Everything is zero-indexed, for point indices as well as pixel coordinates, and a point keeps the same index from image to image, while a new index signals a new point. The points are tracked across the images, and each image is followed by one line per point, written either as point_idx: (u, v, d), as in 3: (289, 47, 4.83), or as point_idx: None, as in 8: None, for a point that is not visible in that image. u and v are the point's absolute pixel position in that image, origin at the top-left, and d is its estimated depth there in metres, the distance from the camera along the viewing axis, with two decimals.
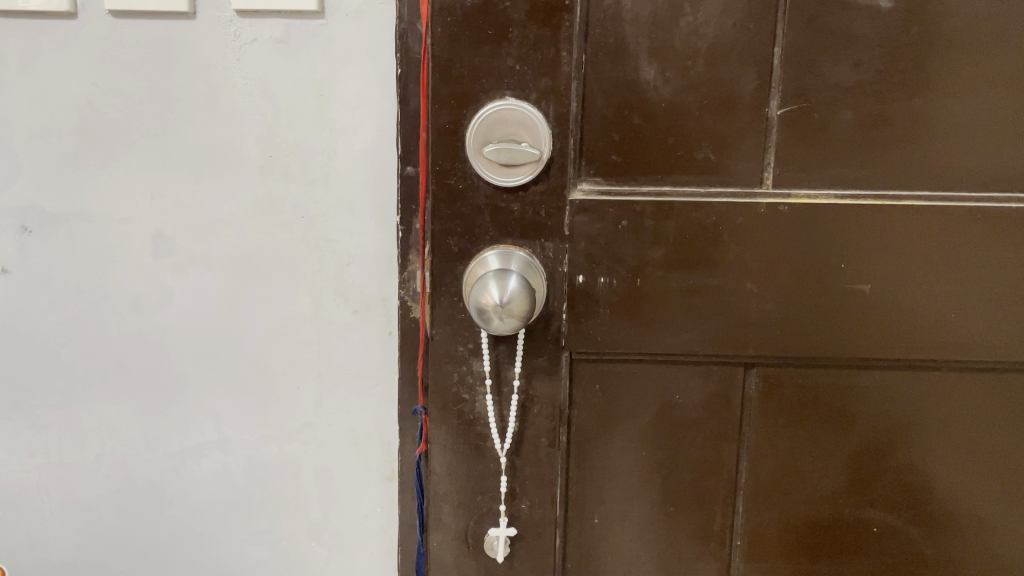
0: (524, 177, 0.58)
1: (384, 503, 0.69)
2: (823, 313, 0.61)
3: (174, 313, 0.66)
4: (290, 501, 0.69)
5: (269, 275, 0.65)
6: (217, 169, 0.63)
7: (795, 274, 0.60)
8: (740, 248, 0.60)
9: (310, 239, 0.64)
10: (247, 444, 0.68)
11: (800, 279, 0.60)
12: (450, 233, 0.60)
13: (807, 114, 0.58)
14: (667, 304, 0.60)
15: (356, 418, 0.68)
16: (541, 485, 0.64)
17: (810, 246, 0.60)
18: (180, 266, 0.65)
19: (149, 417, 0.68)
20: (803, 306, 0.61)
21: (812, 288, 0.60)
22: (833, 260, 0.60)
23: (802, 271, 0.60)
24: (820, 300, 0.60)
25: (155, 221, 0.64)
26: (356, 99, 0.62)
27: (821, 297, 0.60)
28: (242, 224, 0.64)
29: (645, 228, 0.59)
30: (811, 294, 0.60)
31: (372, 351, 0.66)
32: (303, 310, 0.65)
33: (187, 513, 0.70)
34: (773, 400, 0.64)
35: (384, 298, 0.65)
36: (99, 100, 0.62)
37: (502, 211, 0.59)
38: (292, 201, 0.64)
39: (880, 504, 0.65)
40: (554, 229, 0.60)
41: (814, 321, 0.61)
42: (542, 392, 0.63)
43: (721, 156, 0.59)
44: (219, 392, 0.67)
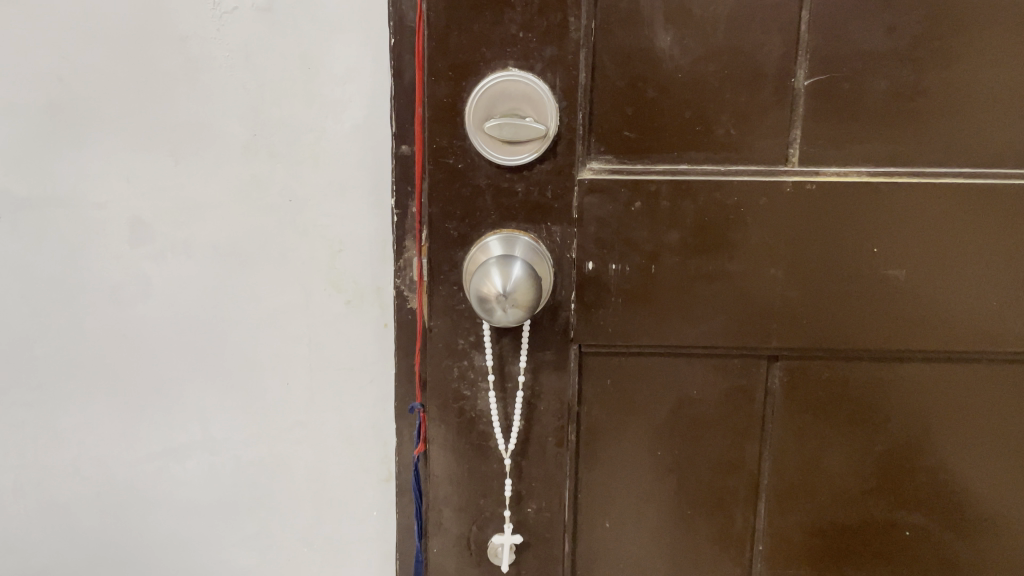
0: (529, 155, 0.53)
1: (381, 507, 0.65)
2: (851, 302, 0.56)
3: (154, 304, 0.61)
4: (281, 505, 0.65)
5: (255, 263, 0.60)
6: (197, 149, 0.59)
7: (821, 261, 0.55)
8: (761, 231, 0.55)
9: (298, 224, 0.59)
10: (233, 444, 0.64)
11: (825, 266, 0.55)
12: (449, 217, 0.55)
13: (837, 84, 0.53)
14: (684, 292, 0.56)
15: (350, 416, 0.63)
16: (549, 488, 0.59)
17: (837, 230, 0.55)
18: (159, 255, 0.60)
19: (128, 415, 0.64)
20: (829, 295, 0.56)
21: (839, 275, 0.55)
22: (863, 245, 0.55)
23: (828, 258, 0.55)
24: (848, 288, 0.56)
25: (131, 206, 0.60)
26: (346, 72, 0.57)
27: (849, 285, 0.56)
28: (225, 208, 0.59)
29: (660, 210, 0.55)
30: (838, 281, 0.56)
31: (367, 344, 0.62)
32: (292, 300, 0.61)
33: (171, 517, 0.66)
34: (799, 395, 0.59)
35: (378, 288, 0.61)
36: (70, 76, 0.58)
37: (505, 192, 0.55)
38: (279, 183, 0.59)
39: (914, 506, 0.61)
40: (562, 211, 0.55)
41: (841, 312, 0.56)
42: (550, 387, 0.58)
43: (742, 131, 0.54)
44: (204, 389, 0.63)
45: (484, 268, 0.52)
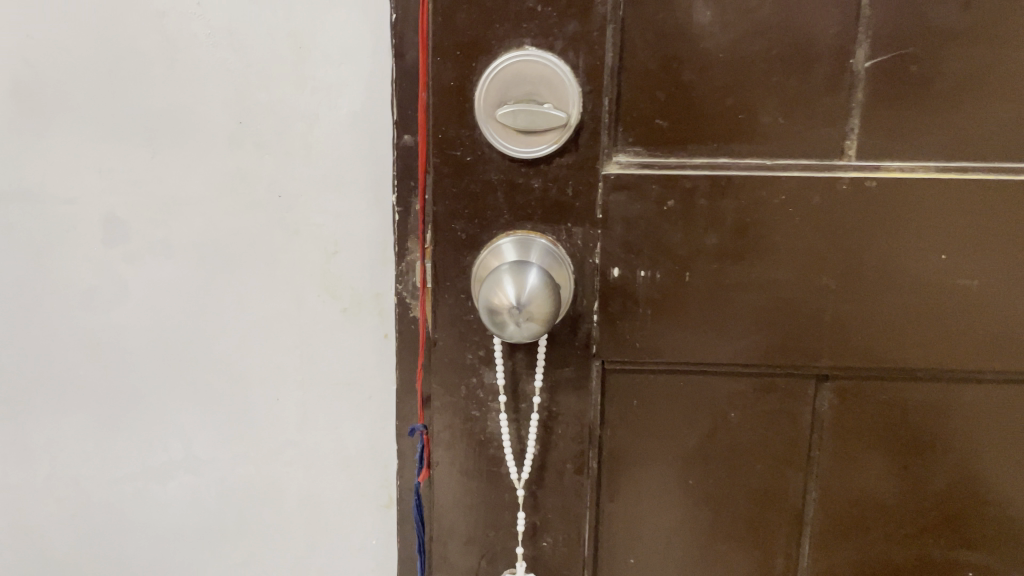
0: (548, 146, 0.47)
1: (381, 535, 0.59)
2: (911, 319, 0.49)
3: (130, 311, 0.55)
4: (272, 531, 0.59)
5: (242, 265, 0.54)
6: (177, 138, 0.52)
7: (878, 271, 0.48)
8: (810, 234, 0.48)
9: (288, 223, 0.53)
10: (218, 465, 0.58)
11: (882, 277, 0.48)
12: (456, 216, 0.49)
13: (903, 66, 0.46)
14: (722, 304, 0.49)
15: (346, 435, 0.57)
16: (566, 521, 0.53)
17: (897, 237, 0.48)
18: (136, 256, 0.54)
19: (104, 432, 0.58)
20: (886, 310, 0.49)
21: (898, 287, 0.49)
22: (926, 254, 0.48)
23: (886, 268, 0.48)
24: (907, 302, 0.49)
25: (105, 201, 0.54)
26: (342, 52, 0.51)
27: (909, 299, 0.49)
28: (208, 204, 0.53)
29: (696, 209, 0.48)
30: (896, 295, 0.49)
31: (365, 357, 0.56)
32: (282, 307, 0.55)
33: (153, 543, 0.60)
34: (851, 419, 0.52)
35: (378, 294, 0.54)
36: (36, 56, 0.52)
37: (520, 189, 0.48)
38: (267, 176, 0.53)
39: (977, 545, 0.54)
40: (584, 211, 0.48)
41: (898, 329, 0.49)
42: (569, 409, 0.51)
43: (791, 119, 0.47)
44: (186, 404, 0.57)
45: (494, 277, 0.45)
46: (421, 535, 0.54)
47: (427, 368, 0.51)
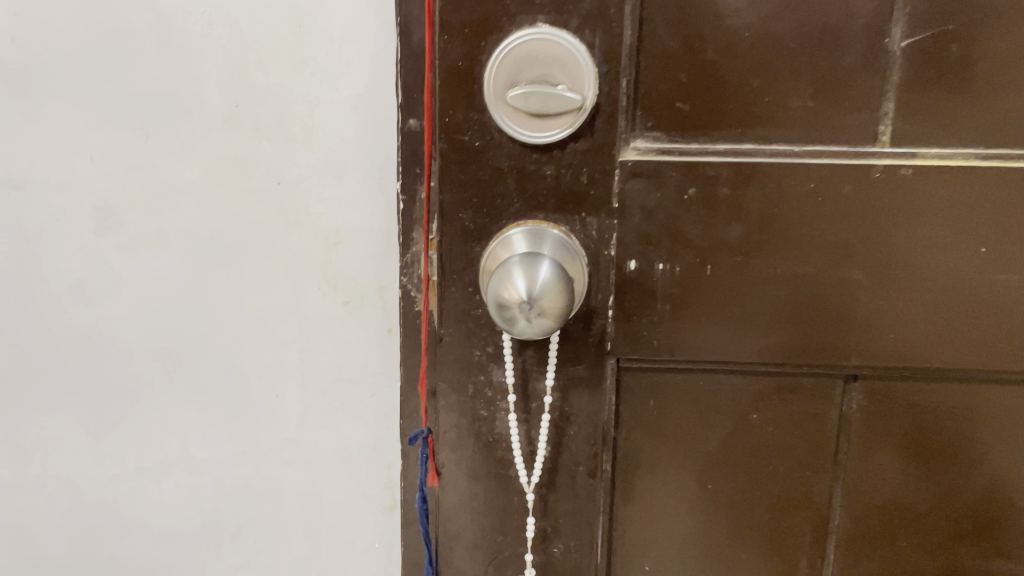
0: (562, 131, 0.44)
1: (385, 537, 0.57)
2: (943, 318, 0.46)
3: (124, 303, 0.53)
4: (271, 533, 0.57)
5: (239, 255, 0.51)
6: (171, 122, 0.50)
7: (908, 268, 0.45)
8: (838, 228, 0.45)
9: (288, 211, 0.51)
10: (215, 464, 0.55)
11: (914, 274, 0.45)
12: (464, 205, 0.46)
13: (943, 46, 0.43)
14: (746, 299, 0.46)
15: (348, 434, 0.54)
16: (578, 525, 0.51)
17: (929, 231, 0.45)
18: (129, 246, 0.52)
19: (97, 428, 0.55)
20: (916, 309, 0.46)
21: (929, 285, 0.46)
22: (959, 250, 0.45)
23: (917, 265, 0.45)
24: (939, 301, 0.46)
25: (97, 188, 0.51)
26: (344, 31, 0.48)
27: (941, 297, 0.46)
28: (204, 191, 0.51)
29: (719, 198, 0.45)
30: (927, 293, 0.46)
31: (368, 353, 0.53)
32: (281, 300, 0.52)
33: (148, 544, 0.58)
34: (881, 421, 0.49)
35: (381, 286, 0.52)
36: (22, 35, 0.49)
37: (531, 176, 0.46)
38: (265, 162, 0.50)
39: (1012, 554, 0.51)
40: (599, 199, 0.46)
41: (929, 328, 0.47)
42: (581, 409, 0.49)
43: (822, 103, 0.44)
44: (182, 401, 0.54)
45: (503, 269, 0.43)
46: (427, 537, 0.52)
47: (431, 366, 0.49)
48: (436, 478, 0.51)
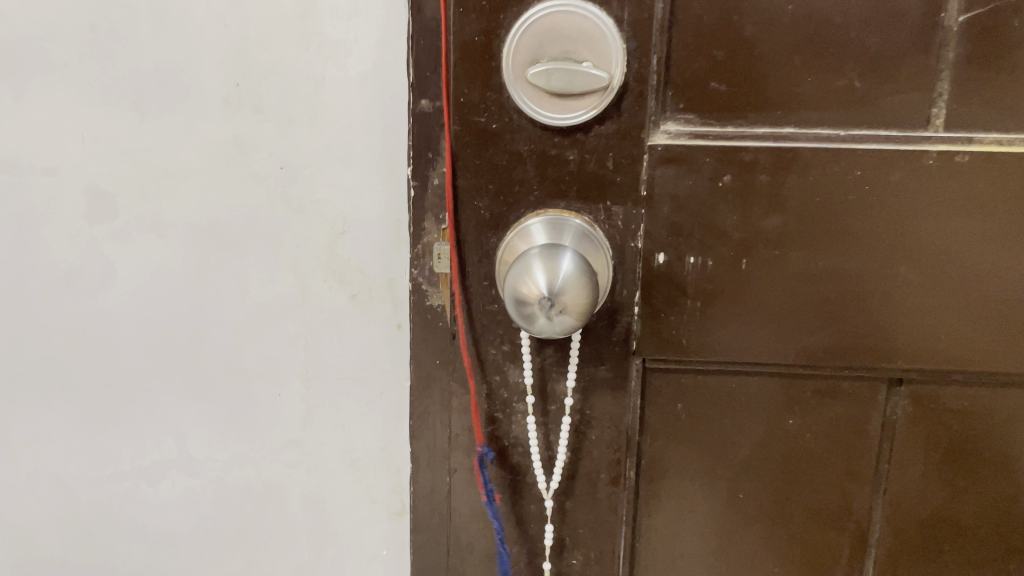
0: (586, 112, 0.41)
1: (392, 545, 0.53)
2: (985, 319, 0.43)
3: (119, 294, 0.50)
4: (273, 538, 0.54)
5: (239, 245, 0.48)
6: (167, 101, 0.47)
7: (948, 265, 0.42)
8: (875, 219, 0.41)
9: (291, 198, 0.47)
10: (215, 466, 0.52)
11: (953, 271, 0.42)
12: (480, 193, 0.43)
13: (1006, 21, 0.39)
14: (784, 296, 0.43)
15: (354, 436, 0.51)
16: (599, 536, 0.48)
17: (972, 225, 0.41)
18: (125, 233, 0.49)
19: (91, 427, 0.52)
20: (955, 308, 0.43)
21: (971, 283, 0.42)
22: (1006, 246, 0.41)
23: (958, 261, 0.42)
24: (982, 300, 0.42)
25: (90, 171, 0.48)
26: (352, 4, 0.44)
27: (984, 296, 0.42)
28: (203, 176, 0.47)
29: (756, 186, 0.42)
30: (969, 291, 0.42)
31: (376, 350, 0.50)
32: (284, 293, 0.49)
33: (143, 549, 0.55)
34: (928, 428, 0.46)
35: (390, 279, 0.48)
36: (12, 7, 0.46)
37: (552, 162, 0.42)
38: (267, 145, 0.47)
39: None
40: (626, 187, 0.42)
41: (969, 329, 0.43)
42: (603, 412, 0.46)
43: (871, 81, 0.40)
44: (179, 398, 0.51)
45: (523, 263, 0.39)
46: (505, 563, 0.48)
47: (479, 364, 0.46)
48: (496, 496, 0.47)
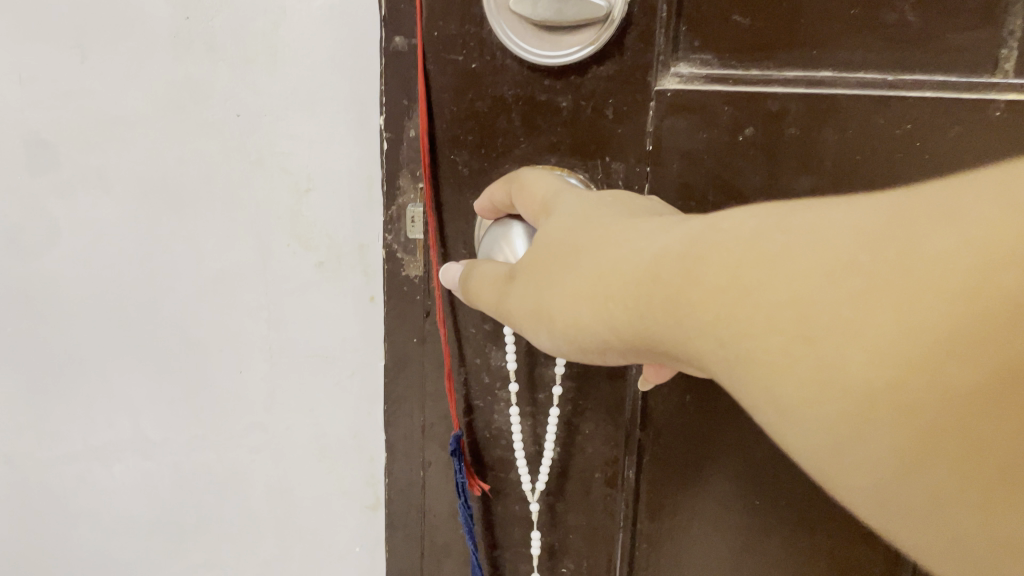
0: (583, 48, 0.35)
1: (367, 541, 0.48)
2: (992, 422, 0.20)
3: (63, 257, 0.44)
4: (236, 529, 0.49)
5: (192, 204, 0.42)
6: (108, 36, 0.40)
7: (831, 387, 0.22)
8: (527, 283, 0.31)
9: (250, 150, 0.41)
10: (172, 448, 0.48)
11: (862, 384, 0.21)
12: (458, 144, 0.38)
13: None
14: None
15: (324, 421, 0.46)
16: (593, 540, 0.43)
17: (795, 314, 0.22)
18: (67, 188, 0.43)
19: (39, 402, 0.47)
20: (853, 435, 0.22)
21: (881, 368, 0.21)
22: (976, 264, 0.19)
23: (818, 358, 0.22)
24: (948, 385, 0.20)
25: (27, 116, 0.41)
26: None
27: (959, 368, 0.20)
28: (149, 124, 0.41)
29: (785, 140, 0.35)
30: (890, 379, 0.21)
31: (347, 326, 0.44)
32: (243, 260, 0.43)
33: (99, 535, 0.50)
34: None
35: (361, 246, 0.42)
36: None
37: (541, 109, 0.37)
38: (222, 90, 0.40)
39: None
40: (628, 139, 0.37)
41: (945, 441, 0.21)
42: (598, 402, 0.41)
43: (538, 183, 0.34)
44: (133, 374, 0.46)
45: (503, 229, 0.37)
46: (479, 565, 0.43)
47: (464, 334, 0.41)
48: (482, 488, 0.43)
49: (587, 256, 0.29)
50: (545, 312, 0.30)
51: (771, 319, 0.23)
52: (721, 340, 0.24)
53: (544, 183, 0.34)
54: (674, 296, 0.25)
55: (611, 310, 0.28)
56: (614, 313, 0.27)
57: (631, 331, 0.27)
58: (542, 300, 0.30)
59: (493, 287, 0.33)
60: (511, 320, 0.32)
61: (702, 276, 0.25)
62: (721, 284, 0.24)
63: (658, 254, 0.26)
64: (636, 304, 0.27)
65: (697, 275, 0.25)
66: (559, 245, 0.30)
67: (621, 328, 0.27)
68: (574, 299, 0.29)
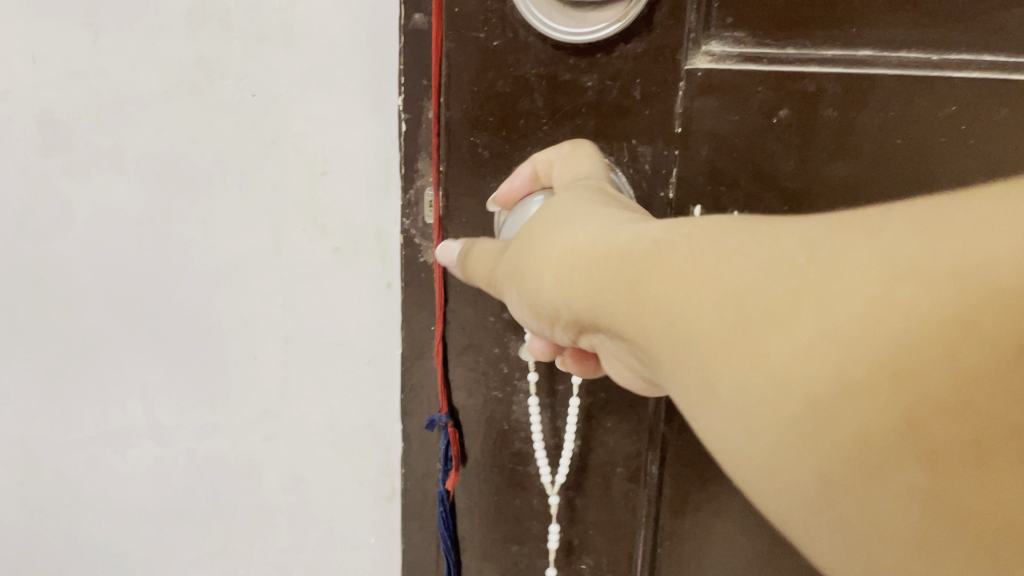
0: (610, 25, 0.34)
1: (381, 532, 0.47)
2: (903, 450, 0.18)
3: (76, 239, 0.43)
4: (246, 518, 0.48)
5: (206, 185, 0.41)
6: (122, 14, 0.39)
7: (757, 388, 0.20)
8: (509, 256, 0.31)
9: (264, 131, 0.40)
10: (185, 435, 0.47)
11: (785, 388, 0.20)
12: (478, 126, 0.37)
13: None
14: None
15: (339, 408, 0.44)
16: (614, 537, 0.42)
17: (735, 308, 0.21)
18: (80, 168, 0.42)
19: (52, 387, 0.47)
20: (771, 439, 0.20)
21: (807, 374, 0.19)
22: (910, 275, 0.19)
23: (751, 355, 0.21)
24: (865, 400, 0.18)
25: (40, 96, 0.40)
26: None
27: (879, 380, 0.18)
28: (164, 104, 0.40)
29: (824, 122, 0.34)
30: (814, 386, 0.19)
31: (362, 311, 0.42)
32: (257, 244, 0.42)
33: (113, 521, 0.50)
34: None
35: (378, 230, 0.41)
36: None
37: (565, 89, 0.35)
38: (236, 69, 0.39)
39: None
40: (656, 122, 0.35)
41: (855, 463, 0.19)
42: (623, 395, 0.39)
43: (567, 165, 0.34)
44: (147, 359, 0.45)
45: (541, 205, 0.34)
46: (448, 535, 0.44)
47: (478, 322, 0.41)
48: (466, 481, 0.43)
49: (572, 233, 0.28)
50: (520, 276, 0.29)
51: (706, 309, 0.22)
52: (661, 328, 0.23)
53: (586, 163, 0.33)
54: (630, 284, 0.25)
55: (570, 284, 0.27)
56: (575, 288, 0.27)
57: (586, 307, 0.26)
58: (521, 265, 0.29)
59: (489, 259, 0.33)
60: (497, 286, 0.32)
61: (651, 262, 0.24)
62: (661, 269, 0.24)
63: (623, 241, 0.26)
64: (588, 278, 0.26)
65: (655, 262, 0.24)
66: (545, 221, 0.30)
67: (578, 303, 0.27)
68: (545, 269, 0.28)
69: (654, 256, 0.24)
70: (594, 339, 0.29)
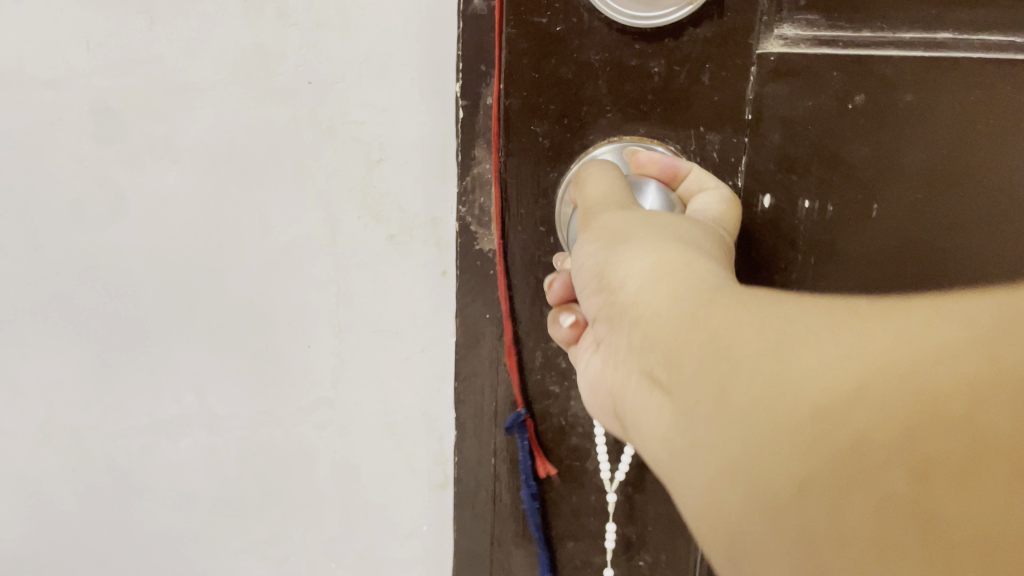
0: (681, 8, 0.36)
1: (433, 519, 0.47)
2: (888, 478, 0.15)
3: (131, 228, 0.43)
4: (297, 506, 0.48)
5: (261, 175, 0.41)
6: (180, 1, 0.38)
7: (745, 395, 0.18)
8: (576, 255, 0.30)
9: (320, 118, 0.39)
10: (238, 424, 0.47)
11: (791, 398, 0.17)
12: (538, 115, 0.39)
13: None
14: (902, 213, 0.36)
15: (392, 398, 0.44)
16: (671, 529, 0.44)
17: (755, 313, 0.20)
18: (136, 157, 0.42)
19: (107, 375, 0.47)
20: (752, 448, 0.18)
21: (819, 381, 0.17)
22: (962, 323, 0.16)
23: (748, 358, 0.19)
24: (873, 420, 0.16)
25: (94, 83, 0.40)
26: None
27: (893, 396, 0.16)
28: (220, 92, 0.40)
29: (891, 108, 0.35)
30: (818, 394, 0.17)
31: (416, 299, 0.42)
32: (312, 233, 0.42)
33: (163, 509, 0.50)
34: None
35: (435, 219, 0.40)
36: None
37: (631, 74, 0.38)
38: (293, 55, 0.38)
39: None
40: (724, 107, 0.37)
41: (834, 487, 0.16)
42: None
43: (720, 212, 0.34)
44: (202, 348, 0.45)
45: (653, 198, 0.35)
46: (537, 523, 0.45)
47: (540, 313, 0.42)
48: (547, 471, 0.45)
49: (682, 247, 0.27)
50: (619, 238, 0.28)
51: (725, 319, 0.20)
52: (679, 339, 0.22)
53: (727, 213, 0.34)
54: (668, 300, 0.24)
55: (646, 278, 0.25)
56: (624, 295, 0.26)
57: (633, 296, 0.25)
58: (634, 229, 0.28)
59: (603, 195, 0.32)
60: (593, 218, 0.31)
61: (694, 286, 0.23)
62: (700, 293, 0.23)
63: (666, 264, 0.25)
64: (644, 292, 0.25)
65: (700, 289, 0.23)
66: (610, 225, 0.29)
67: (633, 292, 0.25)
68: (605, 274, 0.27)
69: (698, 284, 0.23)
70: (608, 330, 0.28)
